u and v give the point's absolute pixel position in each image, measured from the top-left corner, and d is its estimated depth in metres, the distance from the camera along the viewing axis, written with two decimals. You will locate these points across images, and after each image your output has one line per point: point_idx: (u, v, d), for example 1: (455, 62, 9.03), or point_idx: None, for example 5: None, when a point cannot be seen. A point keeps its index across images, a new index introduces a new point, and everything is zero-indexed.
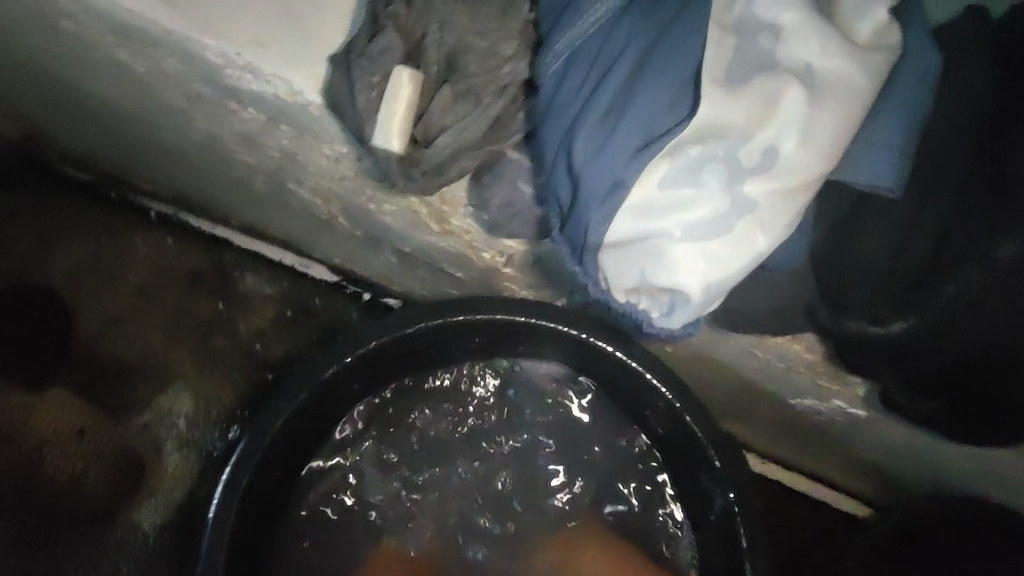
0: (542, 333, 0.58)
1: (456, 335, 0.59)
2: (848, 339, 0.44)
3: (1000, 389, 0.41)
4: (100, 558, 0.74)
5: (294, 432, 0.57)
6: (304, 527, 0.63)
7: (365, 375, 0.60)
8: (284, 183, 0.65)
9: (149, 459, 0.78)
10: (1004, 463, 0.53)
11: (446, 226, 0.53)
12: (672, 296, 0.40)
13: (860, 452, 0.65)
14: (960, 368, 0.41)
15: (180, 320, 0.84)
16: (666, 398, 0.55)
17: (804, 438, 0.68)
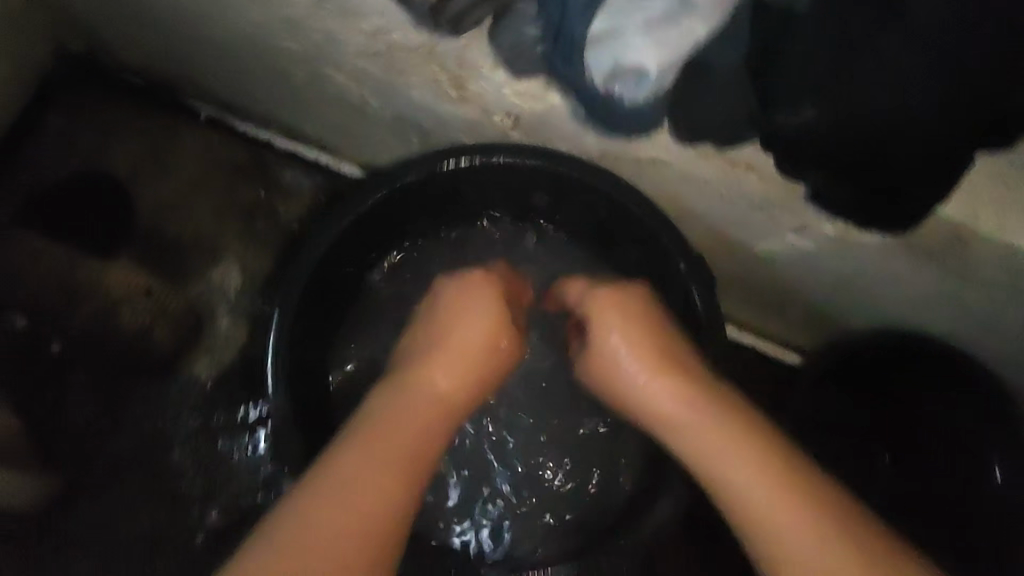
0: (544, 181, 0.68)
1: (470, 180, 0.70)
2: (782, 137, 0.48)
3: (907, 178, 0.46)
4: (168, 396, 0.87)
5: (335, 255, 0.69)
6: (351, 341, 0.77)
7: (394, 213, 0.72)
8: (321, 68, 0.74)
9: (205, 320, 0.89)
10: (937, 294, 0.62)
11: (461, 91, 0.63)
12: (637, 75, 0.50)
13: (818, 308, 0.73)
14: (874, 158, 0.45)
15: (226, 204, 0.94)
16: (648, 228, 0.65)
17: (773, 292, 0.74)
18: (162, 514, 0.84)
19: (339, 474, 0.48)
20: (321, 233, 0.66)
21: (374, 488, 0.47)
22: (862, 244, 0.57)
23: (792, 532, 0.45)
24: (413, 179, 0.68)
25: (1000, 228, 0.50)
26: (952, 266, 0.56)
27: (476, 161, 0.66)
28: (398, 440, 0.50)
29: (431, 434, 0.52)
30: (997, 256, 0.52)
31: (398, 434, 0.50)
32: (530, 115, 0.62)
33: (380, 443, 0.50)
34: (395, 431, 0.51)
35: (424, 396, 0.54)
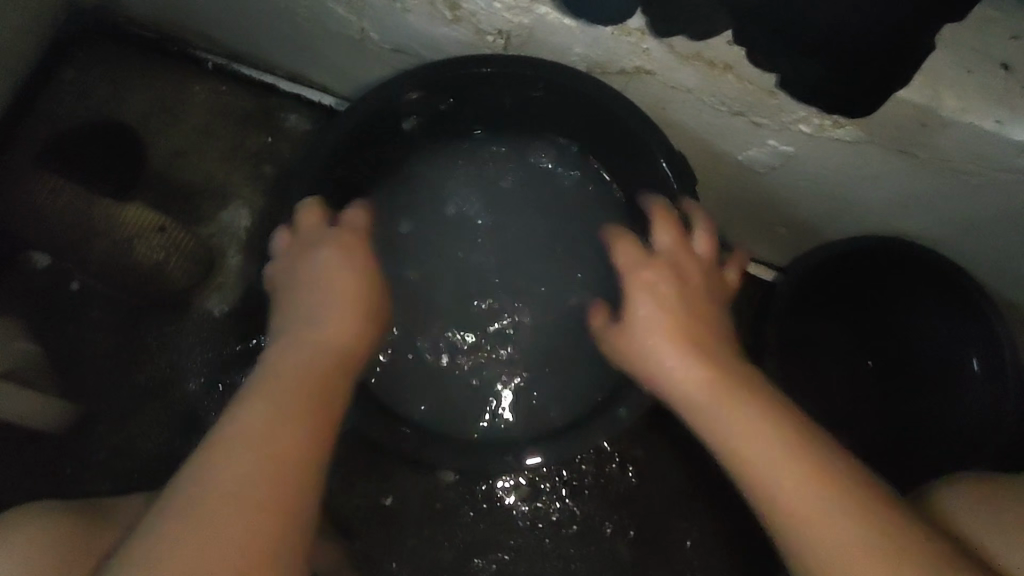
0: (538, 88, 0.70)
1: (464, 88, 0.72)
2: (743, 12, 0.49)
3: (875, 44, 0.47)
4: (182, 330, 0.91)
5: (336, 165, 0.72)
6: None
7: (390, 121, 0.74)
8: (322, 2, 0.76)
9: (217, 258, 0.93)
10: (912, 192, 0.64)
11: (456, 12, 0.67)
12: None
13: (802, 221, 0.76)
14: (841, 29, 0.47)
15: (234, 150, 0.97)
16: (638, 134, 0.68)
17: (759, 208, 0.77)
18: (177, 439, 0.88)
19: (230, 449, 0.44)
20: (319, 148, 0.70)
21: (265, 433, 0.45)
22: (836, 141, 0.60)
23: (811, 495, 0.46)
24: (411, 88, 0.70)
25: (963, 108, 0.52)
26: (922, 156, 0.58)
27: (473, 70, 0.68)
28: (282, 392, 0.48)
29: (315, 375, 0.50)
30: (961, 141, 0.55)
31: (279, 390, 0.48)
32: (520, 30, 0.65)
33: (267, 397, 0.48)
34: (280, 376, 0.49)
35: (310, 342, 0.53)
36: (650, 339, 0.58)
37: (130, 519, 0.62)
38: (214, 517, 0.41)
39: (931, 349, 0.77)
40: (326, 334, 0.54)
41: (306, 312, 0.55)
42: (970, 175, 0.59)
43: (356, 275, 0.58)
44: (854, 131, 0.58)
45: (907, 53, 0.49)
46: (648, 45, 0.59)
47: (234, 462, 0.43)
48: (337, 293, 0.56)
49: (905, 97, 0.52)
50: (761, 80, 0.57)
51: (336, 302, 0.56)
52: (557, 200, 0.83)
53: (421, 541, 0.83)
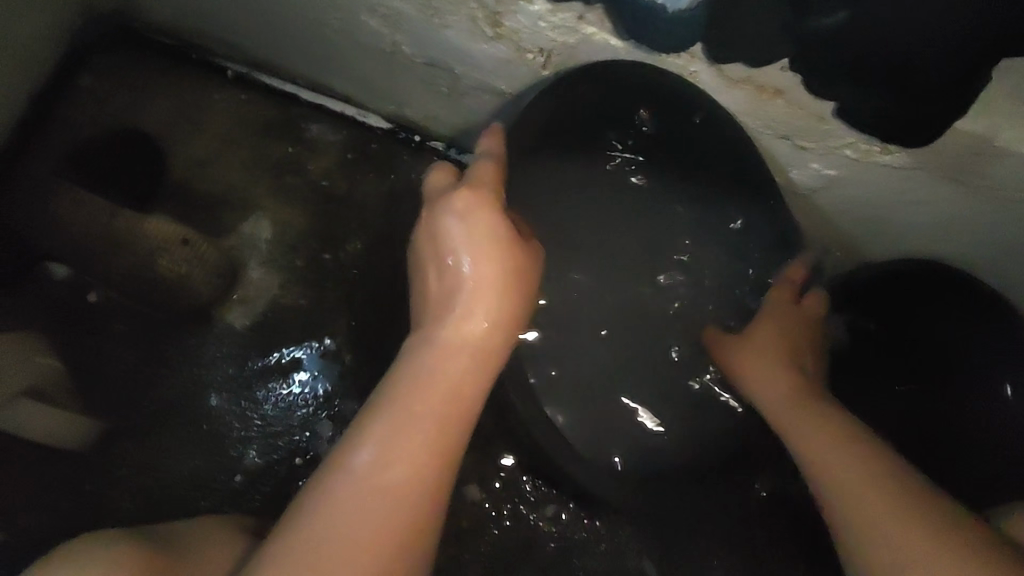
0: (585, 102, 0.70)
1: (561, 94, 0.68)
2: (809, 41, 0.49)
3: (935, 75, 0.47)
4: (203, 343, 0.90)
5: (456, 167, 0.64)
6: None
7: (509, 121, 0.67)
8: (354, 15, 0.76)
9: (238, 270, 0.92)
10: (952, 217, 0.64)
11: (498, 29, 0.66)
12: None
13: (837, 240, 0.76)
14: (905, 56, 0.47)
15: (256, 160, 0.96)
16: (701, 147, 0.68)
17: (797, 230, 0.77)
18: (202, 455, 0.87)
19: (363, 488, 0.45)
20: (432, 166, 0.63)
21: (421, 458, 0.47)
22: (881, 165, 0.60)
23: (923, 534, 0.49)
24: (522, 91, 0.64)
25: (1022, 137, 0.52)
26: (971, 183, 0.58)
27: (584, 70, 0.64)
28: (439, 416, 0.49)
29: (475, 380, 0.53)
30: (1013, 170, 0.55)
31: (436, 415, 0.49)
32: (561, 48, 0.65)
33: (419, 416, 0.48)
34: (443, 372, 0.52)
35: (479, 345, 0.55)
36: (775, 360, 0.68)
37: (183, 544, 0.60)
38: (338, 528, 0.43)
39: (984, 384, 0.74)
40: (491, 337, 0.56)
41: (467, 310, 0.56)
42: (1018, 203, 0.58)
43: (513, 271, 0.58)
44: (902, 157, 0.58)
45: (971, 86, 0.48)
46: (696, 68, 0.60)
47: (394, 483, 0.45)
48: (500, 299, 0.57)
49: (962, 126, 0.52)
50: (813, 105, 0.56)
51: (494, 312, 0.56)
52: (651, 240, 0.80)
53: (449, 560, 0.83)
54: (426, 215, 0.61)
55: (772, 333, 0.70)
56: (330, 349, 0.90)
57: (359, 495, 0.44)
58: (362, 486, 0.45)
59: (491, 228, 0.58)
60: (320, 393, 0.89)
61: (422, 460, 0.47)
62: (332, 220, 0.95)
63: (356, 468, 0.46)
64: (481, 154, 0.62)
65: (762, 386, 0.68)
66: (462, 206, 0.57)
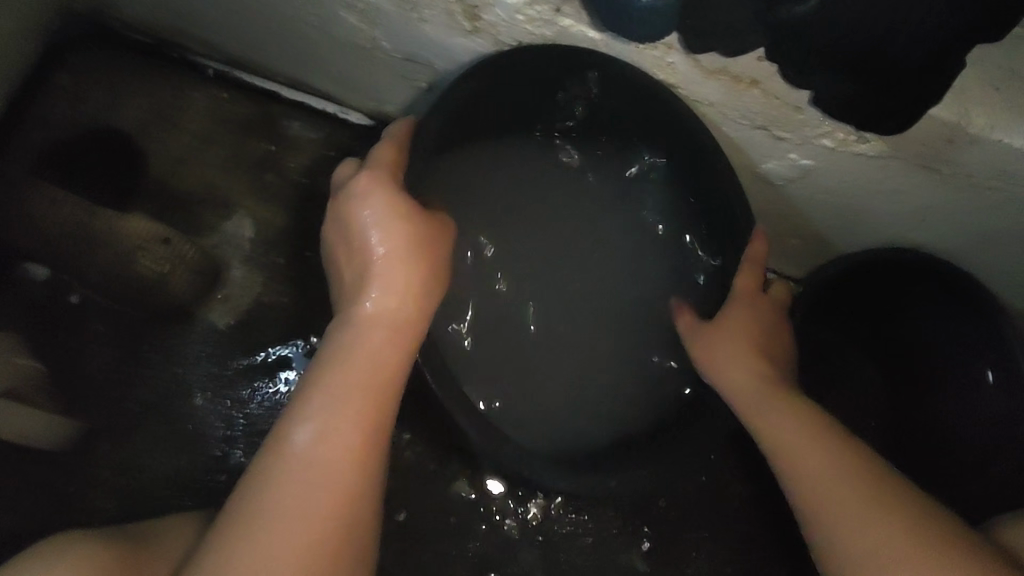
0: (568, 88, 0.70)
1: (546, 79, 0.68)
2: (782, 30, 0.49)
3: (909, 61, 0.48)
4: (183, 343, 0.89)
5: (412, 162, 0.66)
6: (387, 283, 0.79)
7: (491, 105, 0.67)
8: (332, 12, 0.76)
9: (220, 269, 0.92)
10: (928, 206, 0.65)
11: (475, 23, 0.66)
12: None
13: (815, 230, 0.77)
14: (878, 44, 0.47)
15: (236, 158, 0.96)
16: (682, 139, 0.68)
17: (780, 220, 0.77)
18: (184, 455, 0.86)
19: (300, 466, 0.47)
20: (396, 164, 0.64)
21: (356, 426, 0.49)
22: (858, 155, 0.61)
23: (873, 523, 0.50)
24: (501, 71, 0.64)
25: (994, 124, 0.53)
26: (946, 171, 0.59)
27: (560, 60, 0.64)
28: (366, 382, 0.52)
29: (397, 351, 0.55)
30: (987, 157, 0.55)
31: (361, 383, 0.52)
32: (539, 41, 0.65)
33: (345, 387, 0.51)
34: (369, 349, 0.54)
35: (394, 316, 0.57)
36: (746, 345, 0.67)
37: (163, 542, 0.60)
38: (283, 509, 0.46)
39: (969, 385, 0.76)
40: (407, 299, 0.58)
41: (378, 280, 0.58)
42: (992, 191, 0.59)
43: (422, 243, 0.61)
44: (878, 146, 0.59)
45: (942, 74, 0.49)
46: (673, 59, 0.60)
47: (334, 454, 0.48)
48: (410, 265, 0.59)
49: (935, 115, 0.53)
50: (788, 95, 0.57)
51: (411, 278, 0.59)
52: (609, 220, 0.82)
53: (433, 555, 0.83)
54: (332, 212, 0.63)
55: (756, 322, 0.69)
56: (313, 346, 0.90)
57: (307, 473, 0.47)
58: (308, 462, 0.47)
59: (395, 206, 0.60)
60: None
61: (355, 424, 0.49)
62: (314, 217, 0.95)
63: (297, 450, 0.48)
64: (379, 140, 0.65)
65: (725, 370, 0.67)
66: (362, 191, 0.60)
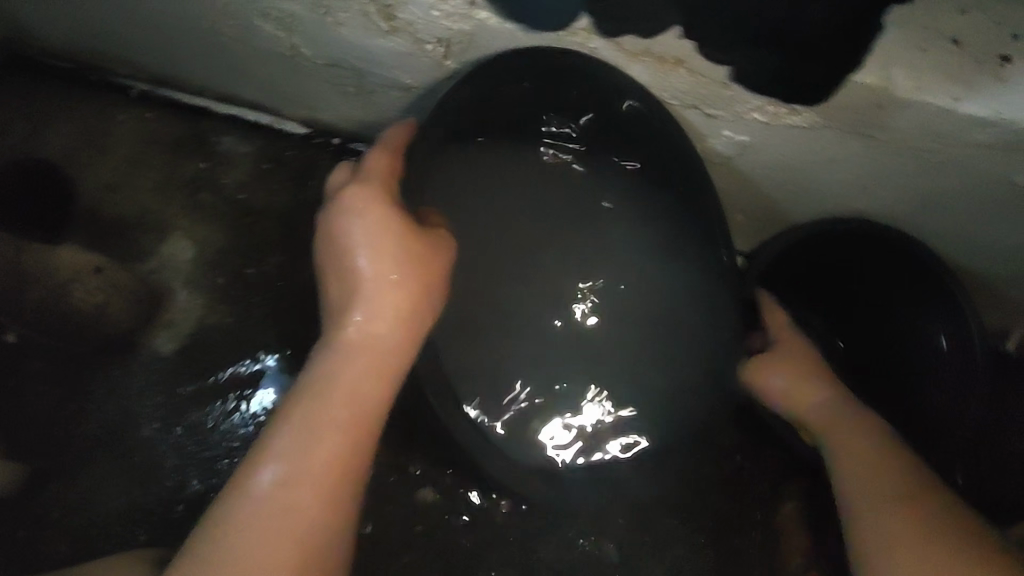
0: None
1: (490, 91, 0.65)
2: None
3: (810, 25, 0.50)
4: (128, 375, 0.86)
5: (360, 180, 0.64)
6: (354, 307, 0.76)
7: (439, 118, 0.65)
8: (248, 21, 0.73)
9: (160, 295, 0.89)
10: (868, 174, 0.64)
11: (392, 22, 0.64)
12: None
13: (763, 207, 0.76)
14: None
15: (170, 179, 0.93)
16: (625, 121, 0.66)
17: (733, 199, 0.76)
18: (134, 491, 0.83)
19: (262, 506, 0.44)
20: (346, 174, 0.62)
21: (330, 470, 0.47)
22: (792, 127, 0.60)
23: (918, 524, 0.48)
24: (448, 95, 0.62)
25: (918, 86, 0.52)
26: (880, 137, 0.58)
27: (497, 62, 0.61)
28: (349, 420, 0.49)
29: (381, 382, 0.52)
30: (917, 120, 0.54)
31: (343, 421, 0.49)
32: (458, 37, 0.63)
33: (326, 424, 0.48)
34: (349, 380, 0.51)
35: (380, 345, 0.54)
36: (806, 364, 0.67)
37: None
38: (241, 549, 0.43)
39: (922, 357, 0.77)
40: (396, 328, 0.55)
41: (371, 306, 0.55)
42: (928, 153, 0.58)
43: (421, 268, 0.57)
44: (809, 117, 0.57)
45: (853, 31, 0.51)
46: (596, 45, 0.59)
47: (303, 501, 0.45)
48: (402, 289, 0.56)
49: (858, 80, 0.52)
50: (712, 72, 0.55)
51: (401, 303, 0.55)
52: (590, 221, 0.75)
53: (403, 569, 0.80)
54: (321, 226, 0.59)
55: (807, 349, 0.68)
56: (263, 366, 0.87)
57: (268, 514, 0.44)
58: (271, 504, 0.44)
59: (386, 221, 0.56)
60: (261, 413, 0.86)
61: (332, 465, 0.47)
62: (254, 234, 0.92)
63: (261, 489, 0.45)
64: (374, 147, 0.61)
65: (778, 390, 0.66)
66: (354, 203, 0.56)
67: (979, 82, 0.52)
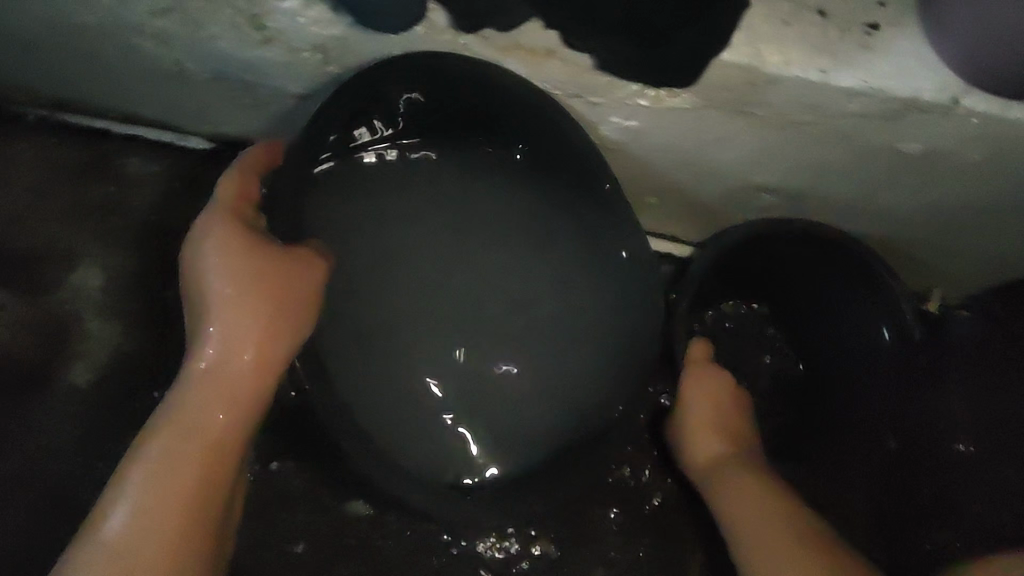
0: None
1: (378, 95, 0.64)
2: None
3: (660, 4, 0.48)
4: (43, 411, 0.83)
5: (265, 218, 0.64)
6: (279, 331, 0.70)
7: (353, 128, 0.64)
8: (125, 39, 0.71)
9: (73, 325, 0.86)
10: (759, 150, 0.63)
11: (263, 32, 0.62)
12: None
13: (667, 190, 0.75)
14: None
15: (76, 204, 0.90)
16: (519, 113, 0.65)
17: (637, 183, 0.75)
18: (56, 531, 0.80)
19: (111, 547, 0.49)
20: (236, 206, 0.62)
21: (184, 483, 0.54)
22: (675, 109, 0.59)
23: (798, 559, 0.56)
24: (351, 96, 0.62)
25: (786, 61, 0.51)
26: (760, 114, 0.57)
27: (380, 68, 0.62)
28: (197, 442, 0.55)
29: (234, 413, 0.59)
30: (793, 94, 0.54)
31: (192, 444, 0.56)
32: (332, 43, 0.61)
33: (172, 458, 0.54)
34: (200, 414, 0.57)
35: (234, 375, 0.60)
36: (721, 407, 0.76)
37: None
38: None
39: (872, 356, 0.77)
40: (253, 358, 0.61)
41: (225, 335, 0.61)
42: (810, 126, 0.58)
43: (278, 291, 0.61)
44: (689, 98, 0.57)
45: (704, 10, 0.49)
46: (465, 41, 0.58)
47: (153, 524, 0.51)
48: (251, 312, 0.61)
49: (726, 59, 0.51)
50: (579, 60, 0.55)
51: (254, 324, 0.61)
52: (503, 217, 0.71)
53: None
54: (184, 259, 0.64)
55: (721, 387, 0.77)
56: None
57: (118, 551, 0.49)
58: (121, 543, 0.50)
59: (232, 247, 0.61)
60: None
61: (179, 500, 0.53)
62: (167, 256, 0.90)
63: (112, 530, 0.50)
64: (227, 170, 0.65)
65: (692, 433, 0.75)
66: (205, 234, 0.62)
67: (844, 51, 0.51)
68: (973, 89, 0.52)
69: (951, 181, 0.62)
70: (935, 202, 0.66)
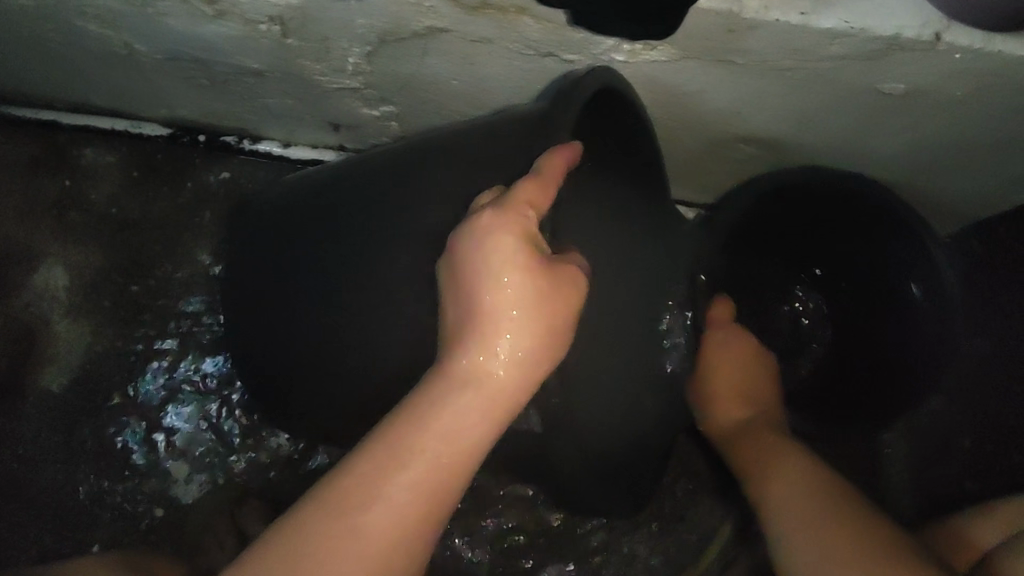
0: (349, 54, 0.64)
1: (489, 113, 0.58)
2: None
3: None
4: (16, 419, 0.81)
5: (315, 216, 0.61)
6: None
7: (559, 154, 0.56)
8: (65, 22, 0.66)
9: (40, 330, 0.83)
10: (741, 102, 0.62)
11: (215, 6, 0.59)
12: None
13: (677, 147, 0.73)
14: None
15: (32, 203, 0.87)
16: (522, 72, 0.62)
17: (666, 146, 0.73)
18: (49, 539, 0.78)
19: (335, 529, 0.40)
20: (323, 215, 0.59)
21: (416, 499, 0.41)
22: (653, 61, 0.58)
23: (842, 543, 0.50)
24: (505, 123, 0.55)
25: (765, 6, 0.49)
26: (740, 62, 0.56)
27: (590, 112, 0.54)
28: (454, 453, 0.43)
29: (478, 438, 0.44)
30: (773, 40, 0.52)
31: (438, 463, 0.42)
32: (290, 14, 0.58)
33: (427, 460, 0.42)
34: (458, 433, 0.43)
35: (484, 392, 0.45)
36: (752, 358, 0.78)
37: None
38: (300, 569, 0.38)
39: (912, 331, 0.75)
40: (518, 380, 0.46)
41: (483, 347, 0.46)
42: (792, 71, 0.56)
43: (554, 304, 0.47)
44: (667, 50, 0.56)
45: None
46: (431, 2, 0.54)
47: (398, 512, 0.40)
48: (520, 328, 0.46)
49: (703, 7, 0.50)
50: (554, 16, 0.53)
51: (525, 350, 0.46)
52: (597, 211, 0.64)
53: None
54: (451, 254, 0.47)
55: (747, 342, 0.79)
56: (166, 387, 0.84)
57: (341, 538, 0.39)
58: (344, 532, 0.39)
59: (513, 269, 0.45)
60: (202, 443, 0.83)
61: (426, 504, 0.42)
62: (135, 250, 0.87)
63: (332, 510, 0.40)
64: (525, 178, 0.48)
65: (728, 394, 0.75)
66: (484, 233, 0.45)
67: None
68: (954, 24, 0.50)
69: (934, 117, 0.61)
70: (922, 137, 0.65)
